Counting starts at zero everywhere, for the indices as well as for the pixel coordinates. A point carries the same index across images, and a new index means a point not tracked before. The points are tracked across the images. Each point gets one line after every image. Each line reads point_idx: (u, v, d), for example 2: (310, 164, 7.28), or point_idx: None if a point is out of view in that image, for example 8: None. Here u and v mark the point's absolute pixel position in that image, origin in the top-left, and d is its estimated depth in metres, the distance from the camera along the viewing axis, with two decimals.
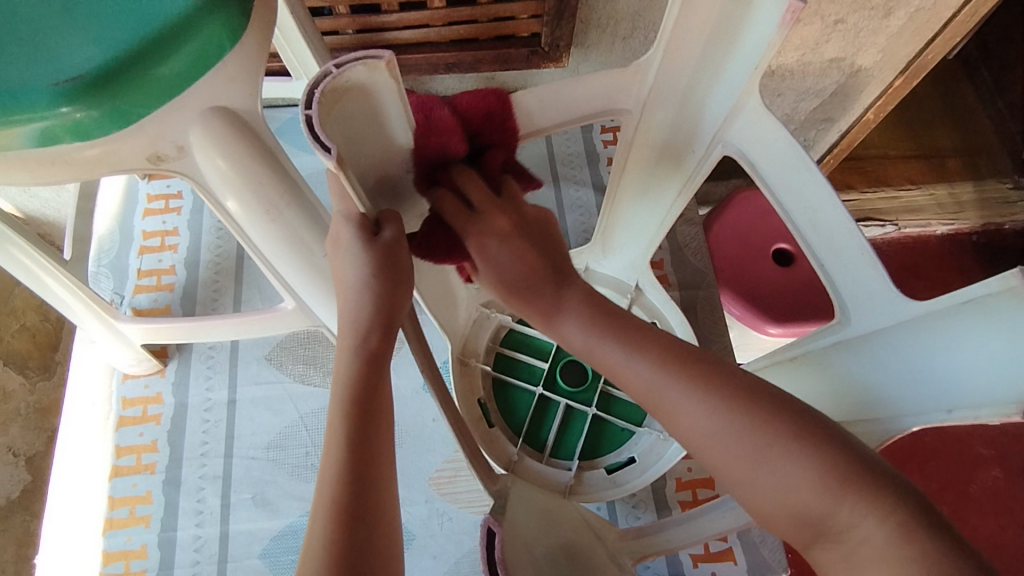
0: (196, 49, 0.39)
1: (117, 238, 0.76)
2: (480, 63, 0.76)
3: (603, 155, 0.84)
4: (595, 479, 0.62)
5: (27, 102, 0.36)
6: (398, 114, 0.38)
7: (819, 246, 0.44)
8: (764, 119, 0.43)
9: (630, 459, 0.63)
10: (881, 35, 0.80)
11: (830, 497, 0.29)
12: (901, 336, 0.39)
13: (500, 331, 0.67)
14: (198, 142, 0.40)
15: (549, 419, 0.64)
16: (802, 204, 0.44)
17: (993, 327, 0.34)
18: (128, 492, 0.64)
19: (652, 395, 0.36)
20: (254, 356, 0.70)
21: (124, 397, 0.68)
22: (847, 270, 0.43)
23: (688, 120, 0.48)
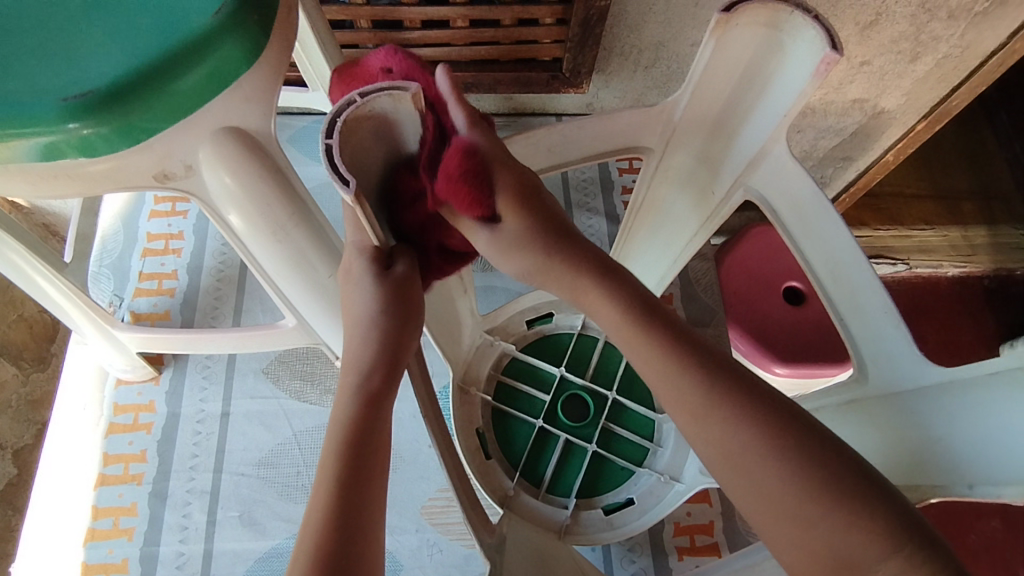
0: (210, 68, 0.37)
1: (121, 238, 0.75)
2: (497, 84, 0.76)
3: (617, 184, 0.83)
4: (591, 520, 0.60)
5: (31, 115, 0.35)
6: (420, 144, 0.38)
7: (839, 300, 0.42)
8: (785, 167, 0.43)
9: (629, 499, 0.61)
10: (906, 79, 0.80)
11: (880, 549, 0.27)
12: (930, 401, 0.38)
13: (503, 359, 0.66)
14: (207, 159, 0.39)
15: (548, 453, 0.63)
16: (825, 257, 0.43)
17: (1017, 400, 0.33)
18: (113, 502, 0.62)
19: (697, 401, 0.31)
20: (252, 368, 0.69)
21: (116, 403, 0.67)
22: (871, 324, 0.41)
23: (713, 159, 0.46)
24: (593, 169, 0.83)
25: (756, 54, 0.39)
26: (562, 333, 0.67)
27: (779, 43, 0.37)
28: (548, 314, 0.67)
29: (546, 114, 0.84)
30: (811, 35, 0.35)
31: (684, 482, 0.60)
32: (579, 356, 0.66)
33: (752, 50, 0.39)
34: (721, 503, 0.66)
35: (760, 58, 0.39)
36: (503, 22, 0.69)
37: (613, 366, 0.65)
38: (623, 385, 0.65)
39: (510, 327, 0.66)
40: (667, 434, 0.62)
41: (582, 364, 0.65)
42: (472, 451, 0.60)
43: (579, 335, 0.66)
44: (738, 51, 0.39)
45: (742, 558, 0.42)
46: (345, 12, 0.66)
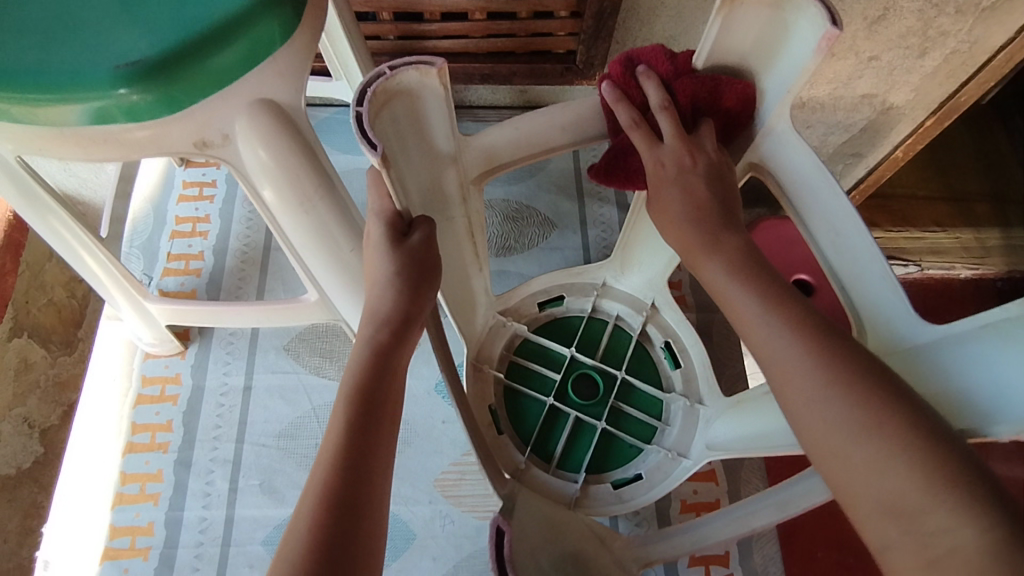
0: (248, 43, 0.40)
1: (150, 221, 0.78)
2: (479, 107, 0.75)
3: None
4: (601, 493, 0.62)
5: (84, 80, 0.37)
6: (440, 118, 0.41)
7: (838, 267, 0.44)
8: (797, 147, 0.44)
9: (638, 474, 0.63)
10: (915, 74, 0.82)
11: (937, 496, 0.27)
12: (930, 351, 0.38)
13: (515, 340, 0.67)
14: (241, 132, 0.42)
15: (558, 430, 0.65)
16: (825, 226, 0.44)
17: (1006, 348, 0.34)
18: (140, 469, 0.65)
19: (780, 339, 0.33)
20: (273, 345, 0.72)
21: (144, 375, 0.70)
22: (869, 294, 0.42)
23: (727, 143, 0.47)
24: None
25: (762, 29, 0.40)
26: (572, 316, 0.69)
27: (784, 20, 0.39)
28: (559, 296, 0.69)
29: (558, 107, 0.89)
30: (814, 12, 0.37)
31: (691, 458, 0.61)
32: (590, 338, 0.67)
33: (759, 25, 0.40)
34: (727, 482, 0.67)
35: (767, 33, 0.40)
36: (519, 15, 0.71)
37: (622, 347, 0.67)
38: (633, 366, 0.66)
39: (522, 309, 0.68)
40: (675, 413, 0.64)
41: (591, 345, 0.67)
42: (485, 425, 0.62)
43: (590, 317, 0.68)
44: (747, 26, 0.40)
45: (745, 503, 0.44)
46: (368, 5, 0.69)
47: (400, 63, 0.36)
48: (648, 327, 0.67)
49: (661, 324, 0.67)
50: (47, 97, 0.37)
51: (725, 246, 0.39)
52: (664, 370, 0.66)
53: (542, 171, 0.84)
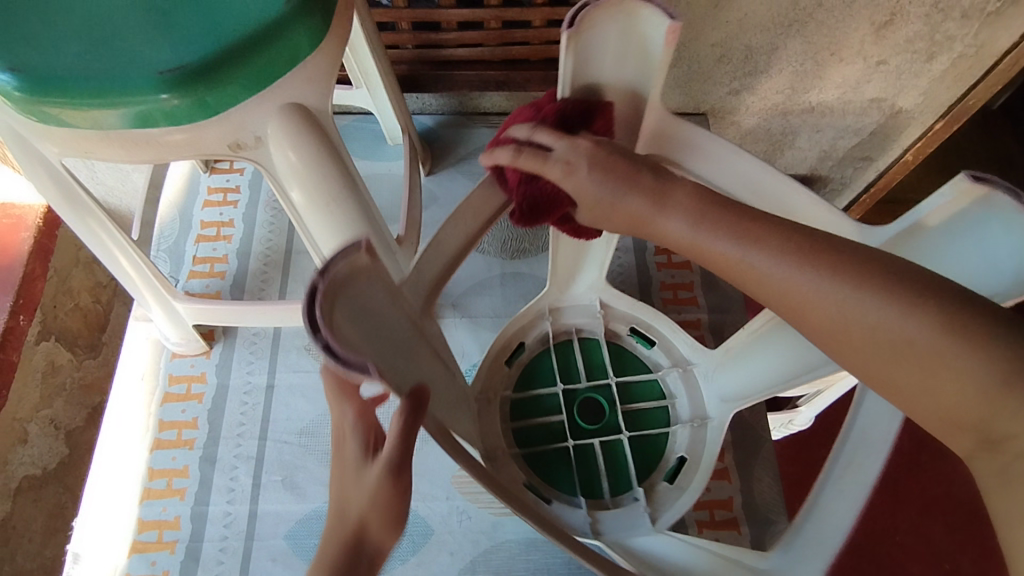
0: (282, 50, 0.42)
1: (177, 226, 0.81)
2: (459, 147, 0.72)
3: None
4: (663, 494, 0.58)
5: (129, 85, 0.39)
6: (383, 302, 0.35)
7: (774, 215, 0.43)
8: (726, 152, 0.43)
9: (683, 458, 0.60)
10: (923, 78, 0.83)
11: (1009, 399, 0.28)
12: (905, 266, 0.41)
13: (506, 407, 0.61)
14: (273, 133, 0.44)
15: (593, 463, 0.61)
16: (747, 185, 0.44)
17: (976, 219, 0.37)
18: (167, 465, 0.67)
19: (795, 276, 0.32)
20: (294, 345, 0.74)
21: (171, 374, 0.72)
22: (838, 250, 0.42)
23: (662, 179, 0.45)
24: None
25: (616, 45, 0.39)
26: (541, 353, 0.65)
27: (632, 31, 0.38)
28: (519, 344, 0.64)
29: None
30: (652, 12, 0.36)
31: (714, 416, 0.59)
32: (567, 368, 0.64)
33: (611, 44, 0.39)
34: (740, 480, 0.68)
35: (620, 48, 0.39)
36: (533, 24, 0.74)
37: (597, 356, 0.65)
38: (615, 365, 0.65)
39: (494, 373, 0.61)
40: (674, 383, 0.63)
41: (573, 371, 0.64)
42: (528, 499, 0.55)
43: (554, 343, 0.65)
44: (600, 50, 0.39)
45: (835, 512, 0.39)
46: (389, 14, 0.72)
47: (335, 254, 0.30)
48: (609, 323, 0.65)
49: (617, 314, 0.65)
50: (93, 101, 0.40)
51: (674, 197, 0.36)
52: (644, 354, 0.65)
53: None
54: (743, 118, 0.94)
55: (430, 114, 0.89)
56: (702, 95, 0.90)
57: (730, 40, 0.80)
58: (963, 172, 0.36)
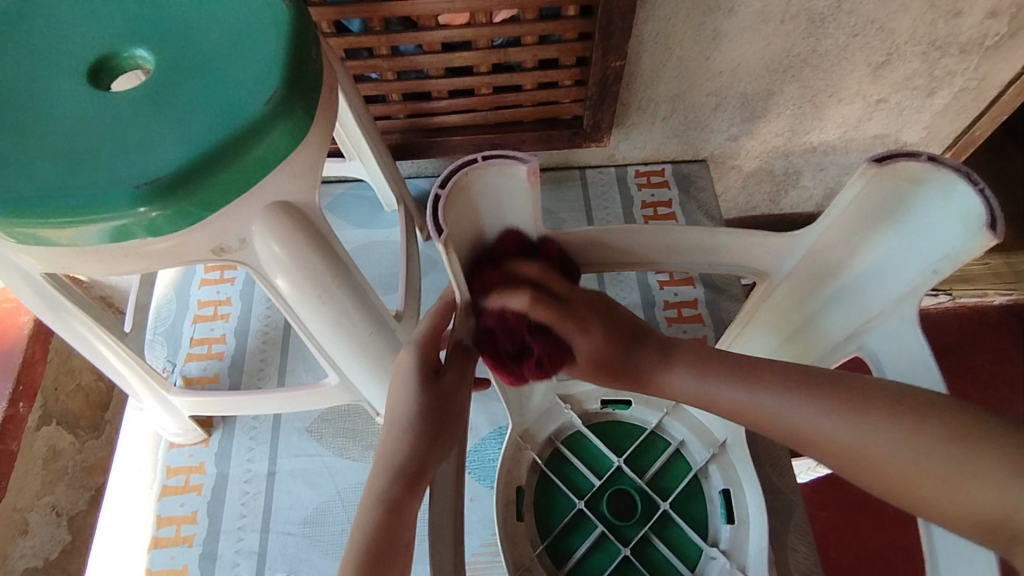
0: (265, 148, 0.41)
1: (174, 307, 0.79)
2: (410, 437, 0.37)
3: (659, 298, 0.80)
4: (732, 539, 0.61)
5: (105, 202, 0.38)
6: None
7: (701, 256, 0.49)
8: (681, 230, 0.47)
9: (724, 490, 0.64)
10: (926, 112, 0.84)
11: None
12: (881, 233, 0.44)
13: (547, 560, 0.62)
14: (258, 233, 0.43)
15: (655, 551, 0.63)
16: (653, 243, 0.48)
17: (879, 207, 0.43)
18: (165, 565, 0.64)
19: (808, 405, 0.34)
20: (295, 427, 0.71)
21: (169, 466, 0.69)
22: (820, 243, 0.47)
23: (639, 263, 0.50)
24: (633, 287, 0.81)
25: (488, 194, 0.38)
26: (541, 480, 0.66)
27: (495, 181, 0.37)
28: (520, 488, 0.64)
29: (570, 166, 0.92)
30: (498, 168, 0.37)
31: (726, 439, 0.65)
32: (573, 483, 0.66)
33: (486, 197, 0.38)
34: (773, 551, 0.64)
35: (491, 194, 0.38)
36: (524, 87, 0.73)
37: (590, 451, 0.67)
38: (612, 446, 0.67)
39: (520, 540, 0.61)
40: (673, 427, 0.67)
41: (581, 483, 0.66)
42: None
43: (546, 464, 0.66)
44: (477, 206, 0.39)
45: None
46: (378, 88, 0.71)
47: None
48: (583, 404, 0.69)
49: (583, 397, 0.69)
50: (70, 220, 0.38)
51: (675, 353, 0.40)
52: (626, 418, 0.69)
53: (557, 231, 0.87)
54: (744, 161, 0.92)
55: (426, 178, 0.88)
56: (701, 143, 0.88)
57: (725, 89, 0.79)
58: (868, 159, 0.41)
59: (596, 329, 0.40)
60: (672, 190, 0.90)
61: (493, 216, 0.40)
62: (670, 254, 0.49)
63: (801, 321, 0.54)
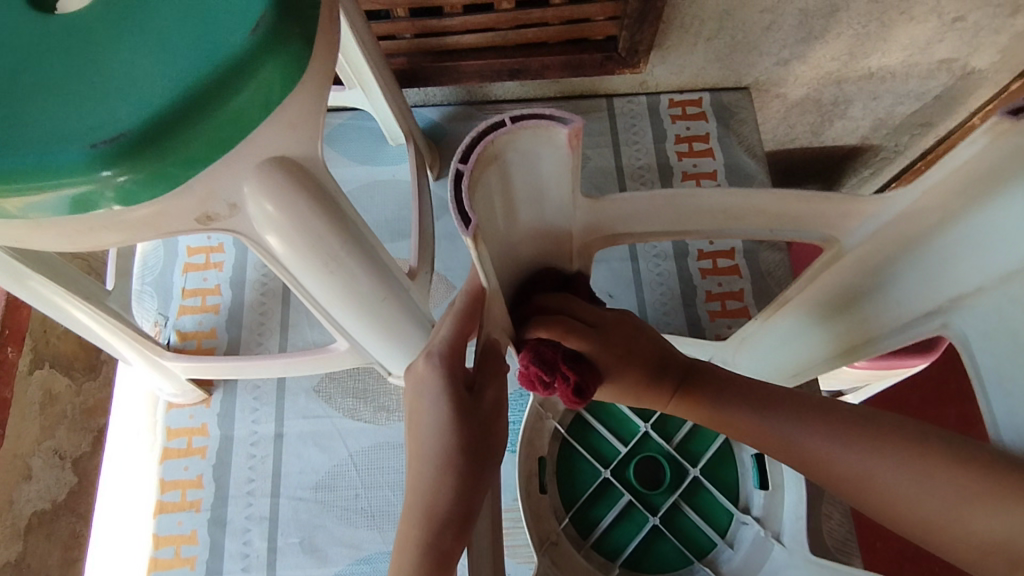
0: (252, 91, 0.33)
1: (161, 254, 0.72)
2: (451, 484, 0.32)
3: (693, 248, 0.73)
4: (766, 506, 0.57)
5: (58, 165, 0.30)
6: None
7: (756, 221, 0.40)
8: (739, 193, 0.38)
9: (757, 455, 0.60)
10: (1004, 34, 0.72)
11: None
12: (982, 202, 0.33)
13: (571, 532, 0.59)
14: (252, 196, 0.35)
15: (684, 521, 0.60)
16: (710, 213, 0.39)
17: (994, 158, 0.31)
18: (173, 531, 0.61)
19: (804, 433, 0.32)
20: (302, 387, 0.66)
21: (169, 427, 0.65)
22: (909, 209, 0.36)
23: (688, 235, 0.41)
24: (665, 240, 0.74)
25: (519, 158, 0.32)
26: (563, 447, 0.62)
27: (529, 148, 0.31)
28: (542, 459, 0.60)
29: (596, 94, 0.82)
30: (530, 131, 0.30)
31: None
32: (598, 452, 0.62)
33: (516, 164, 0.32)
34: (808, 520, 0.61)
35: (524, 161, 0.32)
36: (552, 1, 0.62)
37: (614, 416, 0.63)
38: (637, 409, 0.63)
39: (543, 517, 0.58)
40: None
41: (606, 451, 0.62)
42: None
43: (569, 432, 0.62)
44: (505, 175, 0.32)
45: None
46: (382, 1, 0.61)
47: None
48: None
49: None
50: (16, 187, 0.31)
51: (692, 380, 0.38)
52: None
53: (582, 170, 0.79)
54: (790, 89, 0.82)
55: (434, 106, 0.78)
56: (745, 68, 0.78)
57: (781, 5, 0.67)
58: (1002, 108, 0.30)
59: (623, 364, 0.39)
60: (709, 123, 0.80)
61: (530, 187, 0.34)
62: (719, 223, 0.40)
63: (865, 296, 0.43)
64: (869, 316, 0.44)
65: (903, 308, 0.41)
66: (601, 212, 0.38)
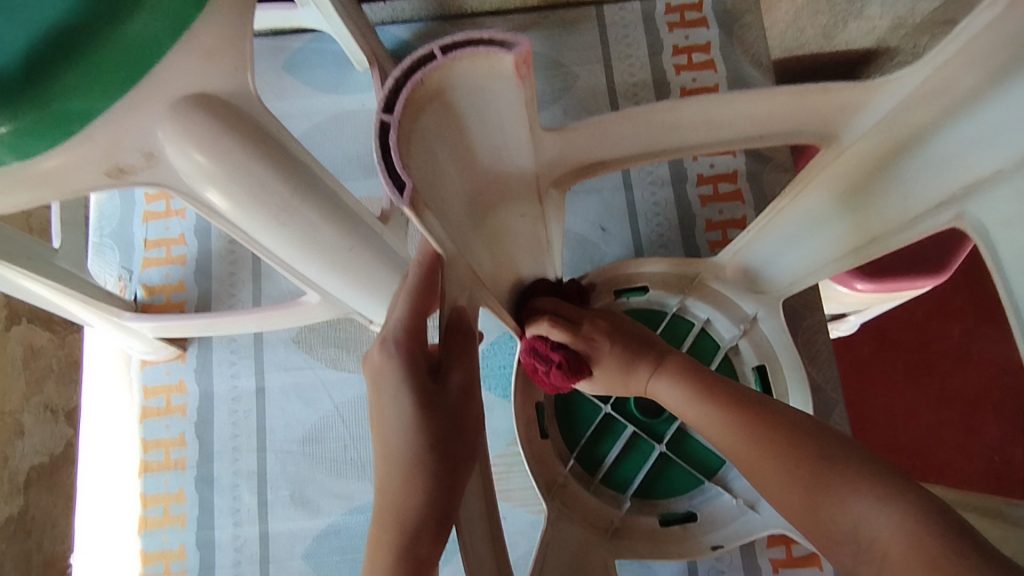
0: (150, 16, 0.27)
1: (117, 203, 0.66)
2: (422, 463, 0.30)
3: (692, 172, 0.67)
4: None
5: None
6: None
7: (746, 128, 0.34)
8: (721, 99, 0.32)
9: (759, 366, 0.55)
10: None
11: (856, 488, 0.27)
12: (1001, 75, 0.27)
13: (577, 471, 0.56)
14: (168, 141, 0.31)
15: (690, 444, 0.56)
16: (690, 122, 0.34)
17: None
18: (160, 490, 0.60)
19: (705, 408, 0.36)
20: (280, 339, 0.63)
21: (145, 386, 0.62)
22: (916, 93, 0.30)
23: (667, 154, 0.36)
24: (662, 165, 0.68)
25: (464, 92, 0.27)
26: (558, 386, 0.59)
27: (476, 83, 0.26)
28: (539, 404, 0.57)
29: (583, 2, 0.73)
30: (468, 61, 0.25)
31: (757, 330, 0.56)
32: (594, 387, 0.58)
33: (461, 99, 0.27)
34: None
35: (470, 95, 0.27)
36: None
37: None
38: None
39: (546, 461, 0.55)
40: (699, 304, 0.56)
41: None
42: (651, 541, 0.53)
43: None
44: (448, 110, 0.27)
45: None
46: None
47: None
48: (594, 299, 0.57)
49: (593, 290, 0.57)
50: None
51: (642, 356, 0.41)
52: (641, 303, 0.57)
53: (570, 90, 0.72)
54: None
55: (403, 24, 0.71)
56: None
57: None
58: None
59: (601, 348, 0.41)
60: (710, 30, 0.72)
61: (483, 126, 0.29)
62: (702, 133, 0.34)
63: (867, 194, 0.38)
64: (875, 212, 0.38)
65: (915, 202, 0.35)
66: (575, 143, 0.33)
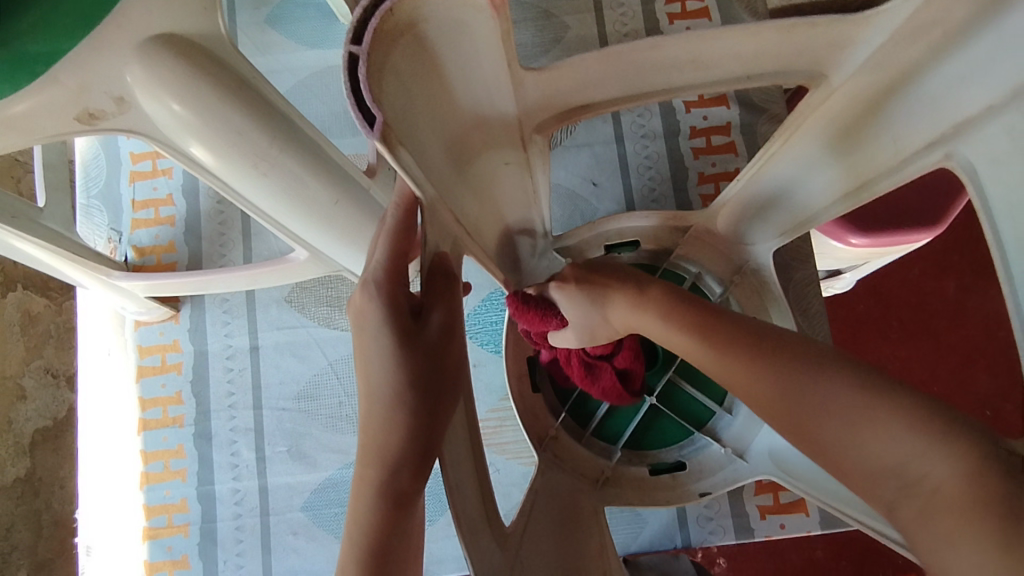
0: None
1: (103, 163, 0.66)
2: (405, 409, 0.31)
3: (685, 124, 0.66)
4: None
5: None
6: None
7: (734, 67, 0.34)
8: (707, 37, 0.31)
9: None
10: None
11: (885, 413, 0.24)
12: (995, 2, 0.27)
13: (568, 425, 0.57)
14: (138, 84, 0.32)
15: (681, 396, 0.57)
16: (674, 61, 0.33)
17: None
18: (159, 446, 0.61)
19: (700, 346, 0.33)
20: (272, 298, 0.63)
21: (140, 345, 0.63)
22: (907, 27, 0.29)
23: (650, 97, 0.36)
24: (654, 118, 0.66)
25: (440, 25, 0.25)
26: None
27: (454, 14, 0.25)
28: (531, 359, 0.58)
29: None
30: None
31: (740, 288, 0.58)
32: None
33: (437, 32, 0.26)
34: None
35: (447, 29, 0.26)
36: None
37: None
38: None
39: (537, 415, 0.56)
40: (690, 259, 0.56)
41: None
42: (641, 488, 0.54)
43: None
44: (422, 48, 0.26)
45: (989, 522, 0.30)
46: None
47: None
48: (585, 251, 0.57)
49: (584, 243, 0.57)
50: None
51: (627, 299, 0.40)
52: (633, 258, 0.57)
53: (561, 42, 0.70)
54: None
55: None
56: None
57: None
58: None
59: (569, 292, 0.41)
60: None
61: (459, 66, 0.28)
62: (688, 76, 0.34)
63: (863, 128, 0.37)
64: (872, 150, 0.37)
65: (907, 141, 0.35)
66: (554, 86, 0.33)
